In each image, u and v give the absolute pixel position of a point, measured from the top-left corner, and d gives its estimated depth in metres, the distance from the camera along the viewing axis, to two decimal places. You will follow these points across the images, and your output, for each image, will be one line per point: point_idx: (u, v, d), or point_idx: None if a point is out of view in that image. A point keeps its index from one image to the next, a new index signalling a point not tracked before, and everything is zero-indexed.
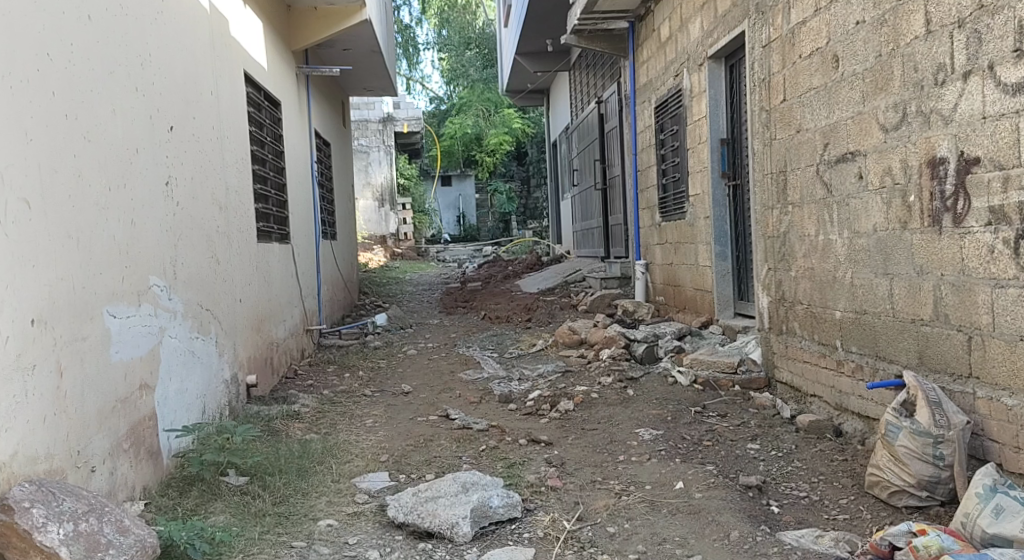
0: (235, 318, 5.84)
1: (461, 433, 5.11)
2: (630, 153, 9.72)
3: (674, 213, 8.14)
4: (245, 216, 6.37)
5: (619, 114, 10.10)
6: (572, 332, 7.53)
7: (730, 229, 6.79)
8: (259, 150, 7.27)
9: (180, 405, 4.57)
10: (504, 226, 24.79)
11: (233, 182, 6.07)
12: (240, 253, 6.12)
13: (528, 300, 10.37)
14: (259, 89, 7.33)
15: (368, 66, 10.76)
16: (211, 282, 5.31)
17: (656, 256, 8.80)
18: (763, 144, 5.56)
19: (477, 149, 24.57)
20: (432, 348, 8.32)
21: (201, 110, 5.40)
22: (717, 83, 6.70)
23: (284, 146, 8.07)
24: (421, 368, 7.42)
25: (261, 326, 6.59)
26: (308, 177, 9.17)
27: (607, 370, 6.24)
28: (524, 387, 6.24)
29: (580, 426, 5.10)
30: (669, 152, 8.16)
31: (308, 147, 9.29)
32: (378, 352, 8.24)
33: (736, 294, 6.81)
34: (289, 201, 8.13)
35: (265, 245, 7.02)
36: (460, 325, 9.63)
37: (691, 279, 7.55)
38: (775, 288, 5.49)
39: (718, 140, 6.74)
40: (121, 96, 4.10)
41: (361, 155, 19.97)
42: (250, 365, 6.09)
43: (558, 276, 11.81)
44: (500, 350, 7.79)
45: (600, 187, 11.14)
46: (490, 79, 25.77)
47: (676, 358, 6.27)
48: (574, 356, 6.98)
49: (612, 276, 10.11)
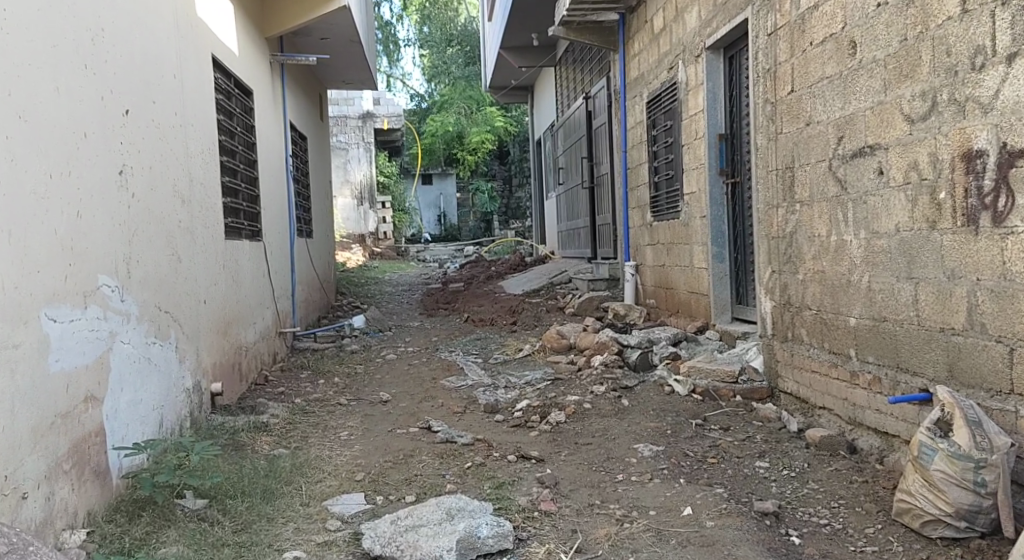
0: (199, 321, 5.42)
1: (444, 448, 4.72)
2: (619, 150, 9.36)
3: (667, 213, 7.77)
4: (212, 210, 5.95)
5: (608, 110, 9.74)
6: (561, 336, 7.19)
7: (728, 228, 6.43)
8: (230, 141, 6.85)
9: (131, 417, 4.15)
10: (485, 225, 24.41)
11: (198, 173, 5.65)
12: (205, 250, 5.70)
13: (512, 303, 9.98)
14: (228, 75, 6.90)
15: (347, 56, 10.34)
16: (172, 282, 4.91)
17: (648, 257, 8.44)
18: (767, 139, 5.21)
19: (459, 147, 24.20)
20: (412, 352, 7.92)
21: (163, 93, 5.00)
22: (716, 75, 6.35)
23: (256, 138, 7.64)
24: (400, 374, 7.02)
25: (228, 329, 6.17)
26: (282, 172, 8.75)
27: (599, 378, 5.87)
28: (511, 396, 5.87)
29: (573, 440, 4.72)
30: (662, 149, 7.81)
31: (283, 140, 8.87)
32: (354, 357, 7.82)
33: (733, 298, 6.45)
34: (261, 197, 7.71)
35: (234, 242, 6.60)
36: (442, 328, 9.24)
37: (685, 281, 7.19)
38: (780, 292, 5.15)
39: (716, 135, 6.39)
40: (66, 75, 3.71)
41: (340, 151, 19.44)
42: (214, 371, 5.67)
43: (543, 277, 11.43)
44: (485, 356, 7.41)
45: (587, 185, 10.77)
46: (473, 76, 25.24)
47: (672, 366, 5.90)
48: (562, 363, 6.60)
49: (600, 278, 9.75)
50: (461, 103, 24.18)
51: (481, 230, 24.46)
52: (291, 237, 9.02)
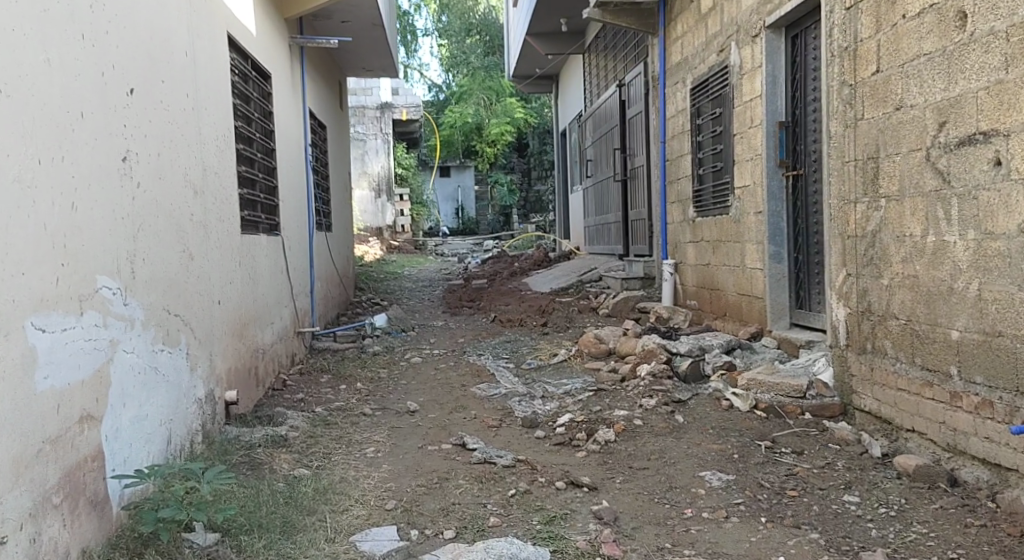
0: (213, 323, 4.92)
1: (483, 470, 4.20)
2: (657, 142, 8.82)
3: (713, 208, 7.22)
4: (227, 201, 5.46)
5: (644, 98, 9.20)
6: (598, 341, 6.69)
7: (787, 226, 5.91)
8: (247, 127, 6.36)
9: (135, 437, 3.67)
10: (505, 219, 23.90)
11: (212, 160, 5.16)
12: (219, 244, 5.19)
13: (540, 302, 9.45)
14: (246, 56, 6.40)
15: (368, 40, 9.84)
16: (183, 281, 4.42)
17: (689, 255, 7.90)
18: (844, 127, 4.71)
19: (478, 138, 23.71)
20: (438, 355, 7.40)
21: (174, 71, 4.51)
22: (776, 57, 5.85)
23: (274, 125, 7.14)
24: (428, 380, 6.53)
25: (243, 331, 5.67)
26: (301, 162, 8.26)
27: (647, 389, 5.33)
28: (550, 409, 5.36)
29: (627, 463, 4.19)
30: (708, 138, 7.30)
31: (302, 128, 8.37)
32: (377, 360, 7.32)
33: (793, 302, 5.92)
34: (280, 187, 7.21)
35: (251, 236, 6.10)
36: (468, 328, 8.73)
37: (734, 282, 6.68)
38: (858, 297, 4.66)
39: (775, 123, 5.89)
40: (58, 45, 3.23)
41: (358, 143, 19.08)
42: (228, 378, 5.17)
43: (571, 275, 10.91)
44: (517, 360, 6.90)
45: (619, 178, 10.24)
46: (491, 67, 24.68)
47: (728, 377, 5.38)
48: (603, 371, 6.07)
49: (633, 276, 9.20)
50: (481, 94, 23.63)
51: (499, 223, 23.88)
52: (310, 231, 8.52)
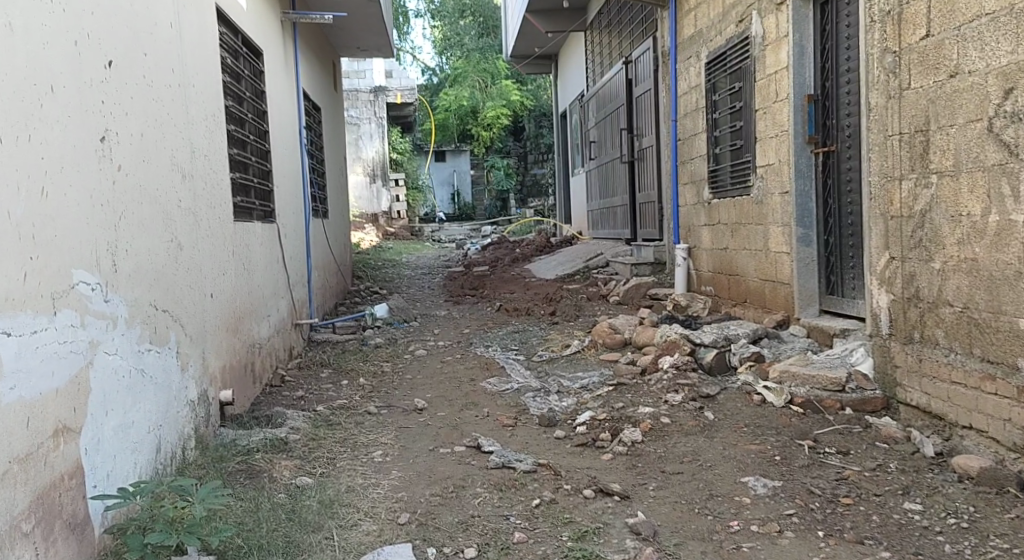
0: (205, 318, 4.55)
1: (504, 477, 3.84)
2: (667, 121, 8.46)
3: (732, 189, 6.85)
4: (217, 187, 5.08)
5: (653, 75, 8.82)
6: (613, 331, 6.39)
7: (815, 206, 5.56)
8: (239, 108, 5.99)
9: (120, 447, 3.30)
10: (502, 204, 23.50)
11: (201, 142, 4.79)
12: (210, 233, 4.82)
13: (547, 290, 9.08)
14: (236, 31, 6.01)
15: (364, 17, 9.46)
16: (171, 274, 4.05)
17: (704, 238, 7.54)
18: (887, 98, 4.40)
19: (473, 122, 23.30)
20: (443, 348, 7.03)
21: (157, 43, 4.12)
22: (804, 26, 5.53)
23: (267, 106, 6.76)
24: (435, 374, 6.17)
25: (238, 326, 5.29)
26: (295, 146, 7.87)
27: (671, 384, 4.97)
28: (568, 406, 5.01)
29: (659, 467, 3.83)
30: (726, 115, 6.93)
31: (297, 110, 7.98)
32: (379, 353, 6.95)
33: (822, 287, 5.58)
34: (274, 172, 6.83)
35: (245, 224, 5.73)
36: (472, 318, 8.38)
37: (756, 267, 6.33)
38: (904, 283, 4.32)
39: (803, 97, 5.54)
40: (23, 8, 2.86)
41: (352, 128, 18.63)
42: (223, 377, 4.80)
43: (576, 261, 10.54)
44: (528, 352, 6.55)
45: (626, 160, 9.88)
46: (486, 49, 24.18)
47: (757, 369, 5.03)
48: (621, 364, 5.72)
49: (643, 262, 8.84)
50: (476, 77, 23.16)
51: (496, 208, 23.45)
52: (306, 218, 8.14)
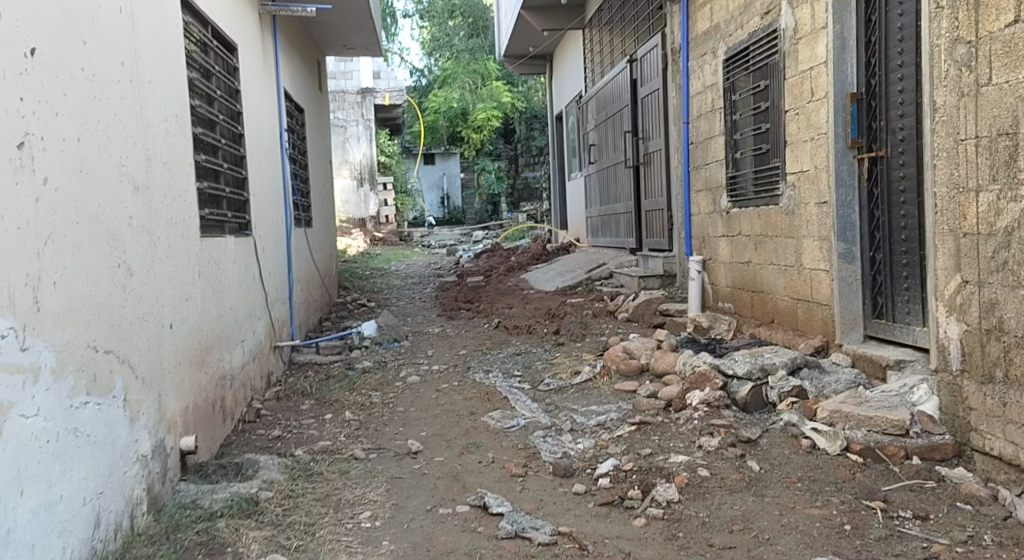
0: (163, 356, 3.88)
1: (519, 554, 3.21)
2: (678, 123, 7.82)
3: (755, 198, 6.21)
4: (180, 199, 4.41)
5: (661, 74, 8.19)
6: (629, 356, 5.76)
7: (859, 218, 4.94)
8: (208, 109, 5.32)
9: (41, 531, 2.71)
10: (493, 208, 22.81)
11: (160, 148, 4.11)
12: (170, 254, 4.14)
13: (548, 305, 8.42)
14: (205, 22, 5.36)
15: (350, 11, 8.80)
16: (120, 305, 3.39)
17: (721, 250, 6.90)
18: (960, 96, 3.80)
19: (463, 124, 22.66)
20: (438, 374, 6.34)
21: (102, 30, 3.46)
22: (846, 16, 4.91)
23: (242, 106, 6.09)
24: (429, 406, 5.52)
25: (204, 358, 4.62)
26: (275, 150, 7.20)
27: (704, 425, 4.31)
28: (585, 449, 4.37)
29: (705, 539, 3.23)
30: (747, 116, 6.30)
31: (276, 111, 7.31)
32: (367, 380, 6.26)
33: (867, 308, 4.94)
34: (250, 180, 6.16)
35: (213, 241, 5.05)
36: (468, 336, 7.71)
37: (786, 284, 5.68)
38: (984, 311, 3.72)
39: (845, 96, 4.91)
40: None
41: (338, 129, 17.98)
42: (184, 420, 4.13)
43: (578, 272, 9.86)
44: (532, 379, 5.90)
45: (632, 165, 9.25)
46: (477, 49, 23.53)
47: (801, 407, 4.40)
48: (641, 397, 5.06)
49: (652, 274, 8.20)
50: (467, 78, 22.48)
51: (487, 212, 22.75)
52: (287, 229, 7.45)
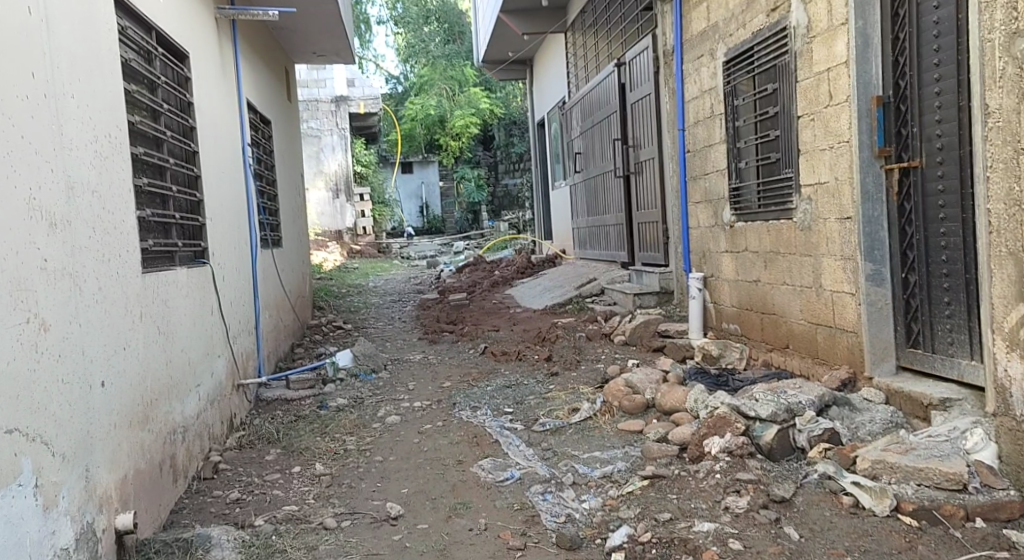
0: (91, 421, 3.34)
1: None
2: (672, 129, 7.24)
3: (761, 213, 5.67)
4: (114, 231, 3.83)
5: (653, 77, 7.63)
6: (631, 390, 5.21)
7: (888, 235, 4.38)
8: (153, 126, 4.72)
9: None
10: (473, 217, 22.24)
11: (88, 173, 3.55)
12: (101, 298, 3.58)
13: (537, 327, 7.84)
14: (147, 28, 4.75)
15: (315, 14, 8.18)
16: (30, 369, 2.89)
17: (724, 267, 6.35)
18: (1019, 100, 3.28)
19: (441, 132, 22.08)
20: (420, 412, 5.75)
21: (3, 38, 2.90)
22: (869, 10, 4.34)
23: (195, 121, 5.48)
24: (410, 453, 4.94)
25: (145, 412, 4.05)
26: (236, 167, 6.59)
27: (729, 480, 3.76)
28: (592, 509, 3.83)
29: None
30: (752, 122, 5.73)
31: (237, 125, 6.69)
32: (341, 422, 5.67)
33: (900, 337, 4.36)
34: (205, 202, 5.54)
35: (159, 276, 4.45)
36: (451, 364, 7.14)
37: (802, 306, 5.09)
38: None
39: (870, 99, 4.34)
40: None
41: (312, 139, 17.35)
42: (120, 492, 3.59)
43: (567, 289, 9.29)
44: (524, 416, 5.34)
45: (622, 175, 8.70)
46: (452, 55, 23.03)
47: (836, 454, 3.84)
48: (649, 442, 4.48)
49: (648, 291, 7.67)
50: (443, 84, 21.94)
51: (468, 221, 22.13)
52: (252, 252, 6.84)
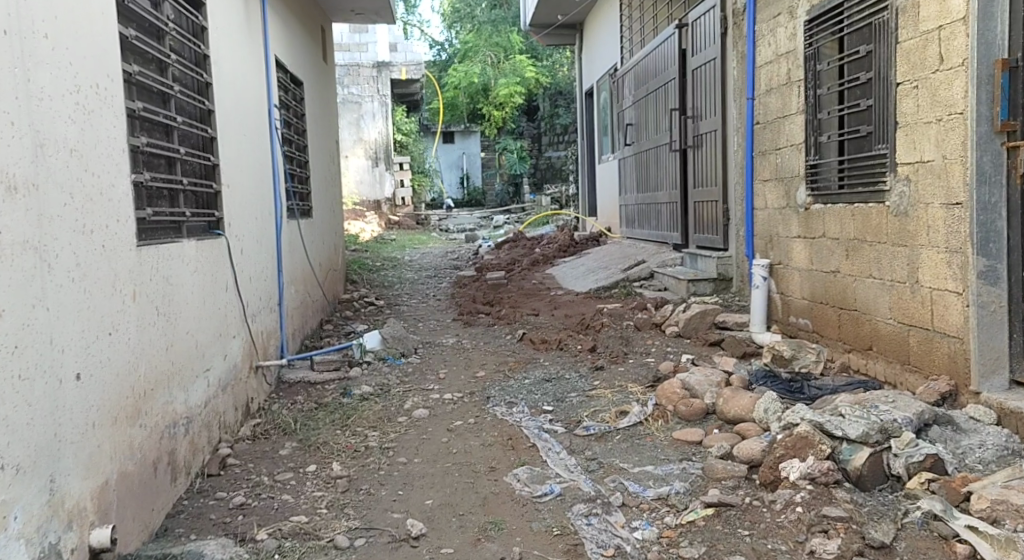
0: (59, 420, 2.84)
1: None
2: (740, 98, 6.56)
3: (845, 194, 4.99)
4: (101, 197, 3.29)
5: (720, 40, 6.94)
6: (687, 394, 4.62)
7: (1006, 224, 3.74)
8: (157, 79, 4.14)
9: None
10: (514, 189, 21.60)
11: (65, 129, 3.03)
12: (81, 274, 3.05)
13: (581, 313, 7.23)
14: None
15: None
16: None
17: (795, 254, 5.68)
18: None
19: (484, 100, 21.47)
20: (451, 405, 5.20)
21: None
22: None
23: (212, 74, 4.91)
24: (439, 455, 4.39)
25: (139, 406, 3.51)
26: (262, 129, 6.04)
27: (813, 516, 3.17)
28: (646, 542, 3.26)
29: None
30: (837, 91, 5.05)
31: (264, 83, 6.13)
32: (364, 413, 5.12)
33: (1016, 346, 3.74)
34: (221, 166, 4.98)
35: (160, 248, 3.89)
36: (487, 350, 6.57)
37: (890, 302, 4.52)
38: None
39: (993, 63, 3.69)
40: None
41: (352, 105, 16.78)
42: (99, 501, 3.06)
43: (613, 271, 8.66)
44: (565, 417, 4.76)
45: (679, 148, 8.03)
46: (498, 20, 22.01)
47: (943, 486, 3.21)
48: (712, 458, 3.87)
49: (703, 277, 7.07)
50: (488, 51, 21.27)
51: (508, 194, 21.53)
52: (278, 223, 6.30)
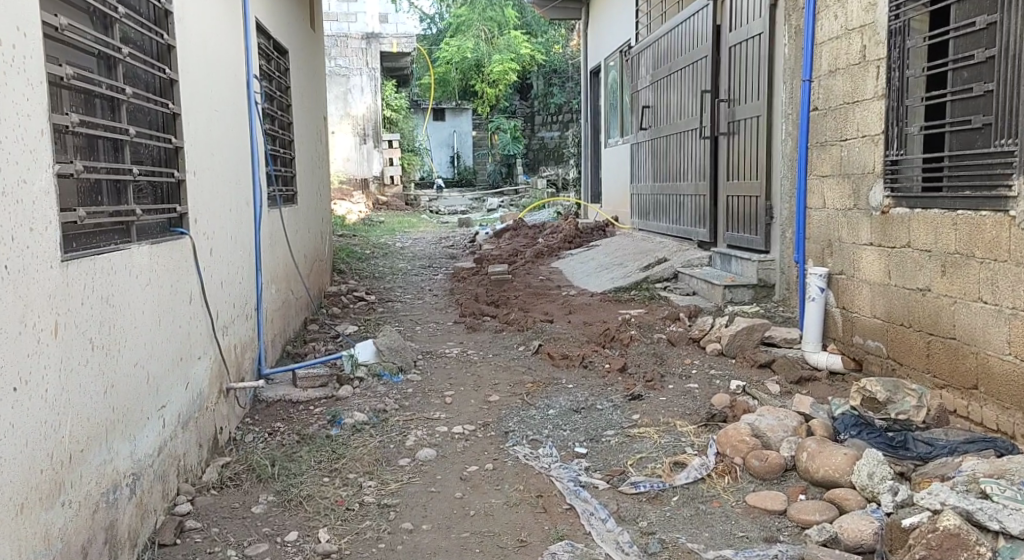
0: None
1: None
2: (793, 80, 5.67)
3: (941, 198, 4.13)
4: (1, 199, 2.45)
5: (770, 13, 6.05)
6: (757, 441, 3.74)
7: None
8: (97, 37, 3.21)
9: None
10: (507, 170, 20.66)
11: None
12: None
13: (602, 322, 6.35)
14: None
15: None
16: None
17: (865, 264, 4.80)
18: None
19: (477, 77, 20.52)
20: (461, 443, 4.32)
21: None
22: None
23: (177, 33, 3.93)
24: (453, 516, 3.52)
25: (65, 476, 2.66)
26: (238, 104, 5.08)
27: None
28: None
29: None
30: (931, 73, 4.19)
31: (240, 48, 5.16)
32: (357, 452, 4.23)
33: None
34: (186, 150, 4.01)
35: (101, 258, 3.00)
36: (498, 364, 5.68)
37: (1011, 335, 3.71)
38: None
39: None
40: None
41: (338, 79, 15.66)
42: None
43: (632, 269, 7.77)
44: (604, 464, 3.90)
45: (710, 134, 7.14)
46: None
47: None
48: (810, 543, 3.04)
49: (742, 283, 6.21)
50: (482, 24, 20.19)
51: (501, 175, 20.66)
52: (255, 216, 5.35)
